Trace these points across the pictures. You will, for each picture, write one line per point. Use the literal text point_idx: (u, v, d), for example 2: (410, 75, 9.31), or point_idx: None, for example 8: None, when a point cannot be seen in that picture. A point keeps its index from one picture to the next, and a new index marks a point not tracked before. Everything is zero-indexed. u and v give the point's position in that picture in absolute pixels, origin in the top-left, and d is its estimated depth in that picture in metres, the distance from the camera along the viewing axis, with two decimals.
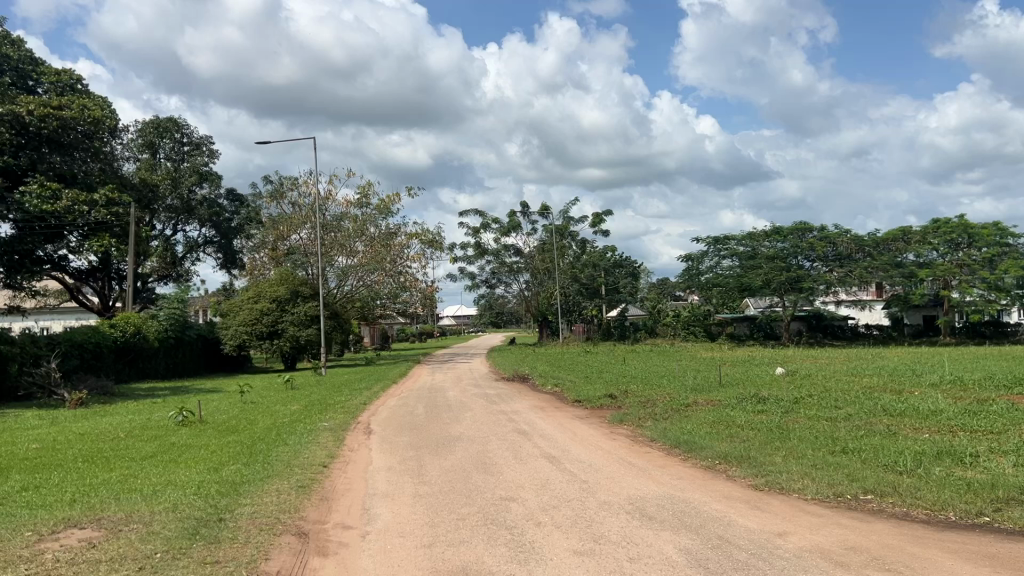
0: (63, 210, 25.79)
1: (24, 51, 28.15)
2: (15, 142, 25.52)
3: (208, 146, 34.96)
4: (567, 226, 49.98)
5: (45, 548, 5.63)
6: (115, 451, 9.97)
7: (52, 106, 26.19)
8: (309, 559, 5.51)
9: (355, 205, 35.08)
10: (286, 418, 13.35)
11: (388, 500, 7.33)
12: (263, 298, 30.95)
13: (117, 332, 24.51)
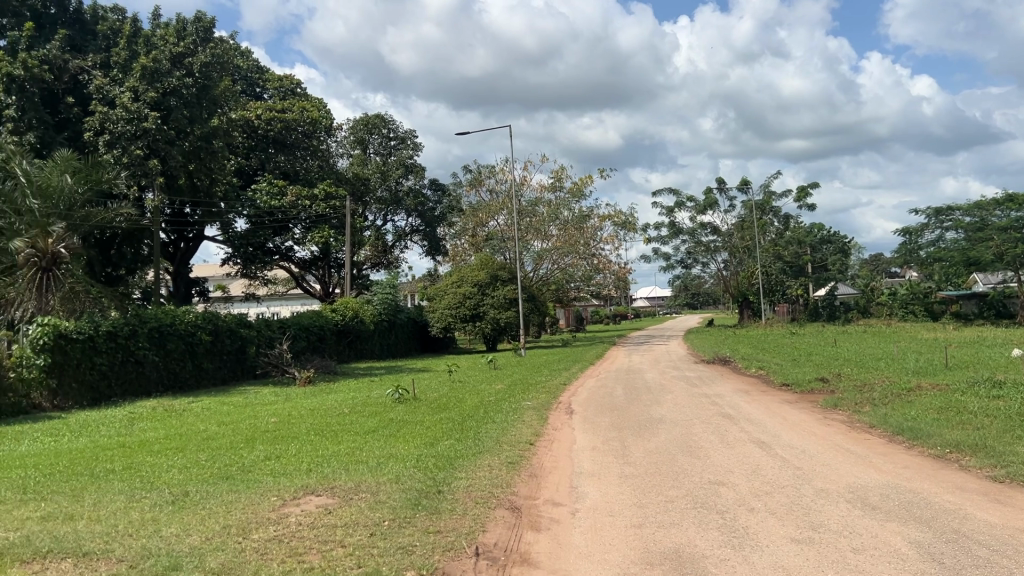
0: (289, 205, 28.33)
1: (252, 61, 30.94)
2: (246, 144, 28.74)
3: (413, 140, 36.71)
4: (770, 202, 48.15)
5: (289, 511, 6.22)
6: (341, 425, 10.79)
7: (276, 110, 28.87)
8: (523, 533, 5.70)
9: (549, 189, 35.54)
10: (493, 397, 13.87)
11: (594, 479, 7.42)
12: (465, 283, 32.17)
13: (338, 316, 26.48)
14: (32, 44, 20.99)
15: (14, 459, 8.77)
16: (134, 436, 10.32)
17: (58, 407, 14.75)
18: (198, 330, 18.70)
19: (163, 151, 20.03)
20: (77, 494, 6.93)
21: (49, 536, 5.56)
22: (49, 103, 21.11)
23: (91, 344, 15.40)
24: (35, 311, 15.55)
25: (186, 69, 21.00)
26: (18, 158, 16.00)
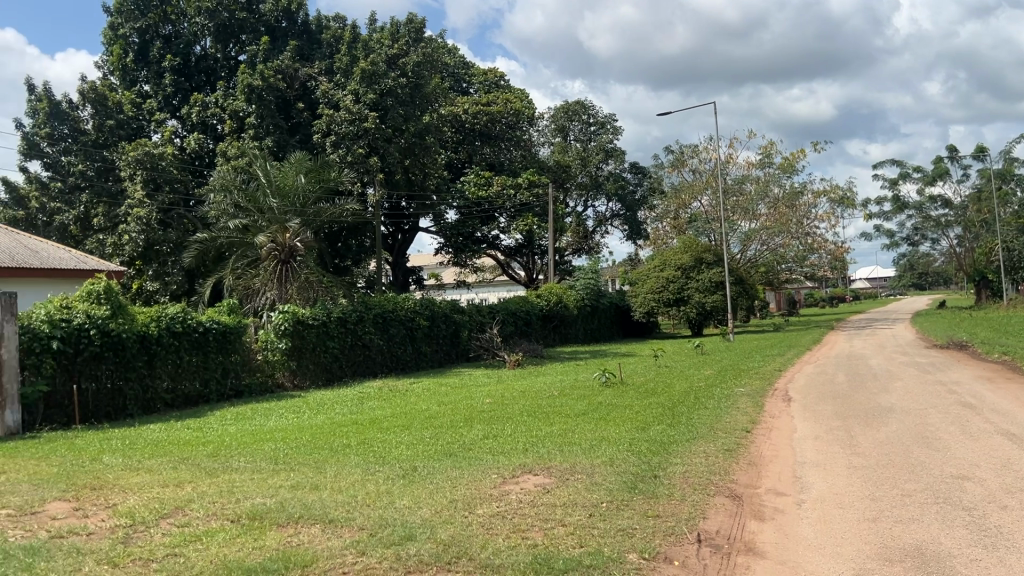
0: (495, 195, 29.23)
1: (458, 58, 32.18)
2: (455, 138, 30.06)
3: (613, 123, 36.51)
4: (1011, 169, 43.41)
5: (510, 489, 6.43)
6: (553, 408, 11.02)
7: (482, 103, 29.91)
8: (746, 522, 5.54)
9: (757, 166, 34.11)
10: (703, 383, 13.58)
11: (819, 469, 7.05)
12: (669, 266, 31.65)
13: (543, 301, 26.94)
14: (267, 56, 23.12)
15: (264, 432, 9.74)
16: (364, 414, 11.12)
17: (298, 386, 16.23)
18: (416, 316, 19.78)
19: (382, 149, 21.36)
20: (320, 465, 7.57)
21: (299, 503, 6.12)
22: (283, 110, 23.09)
23: (325, 330, 16.77)
24: (276, 300, 17.19)
25: (400, 69, 22.17)
26: (261, 161, 17.63)
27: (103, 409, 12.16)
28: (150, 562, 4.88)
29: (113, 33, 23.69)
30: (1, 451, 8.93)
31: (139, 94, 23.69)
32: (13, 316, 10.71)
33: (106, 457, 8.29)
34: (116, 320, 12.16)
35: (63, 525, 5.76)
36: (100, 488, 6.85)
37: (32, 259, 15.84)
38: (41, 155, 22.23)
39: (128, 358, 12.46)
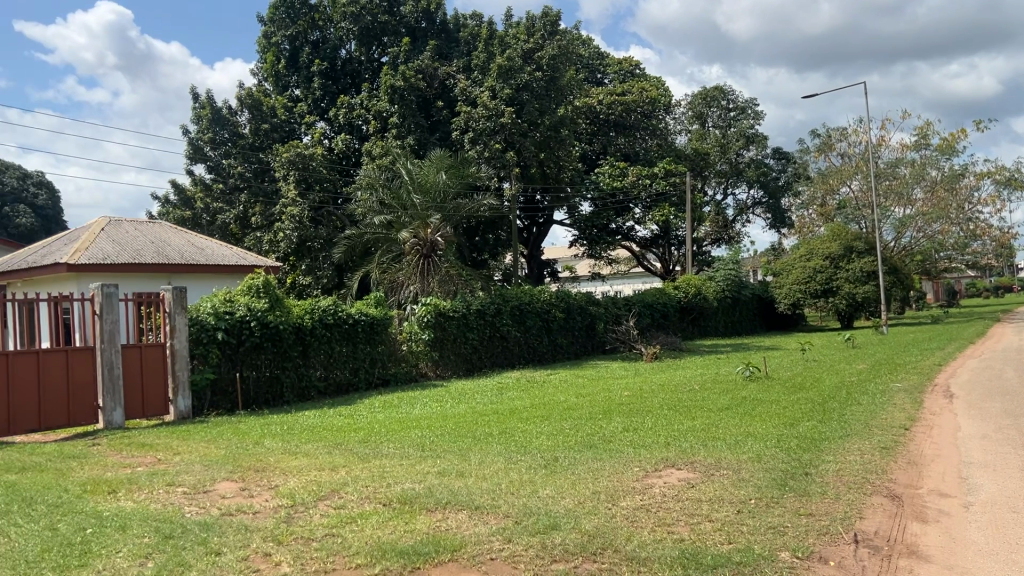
0: (630, 185, 28.92)
1: (593, 49, 32.03)
2: (590, 130, 29.99)
3: (754, 108, 35.31)
4: None
5: (653, 483, 6.37)
6: (695, 401, 10.82)
7: (617, 93, 29.68)
8: (907, 523, 5.25)
9: (913, 148, 32.11)
10: (856, 377, 12.95)
11: (989, 471, 6.58)
12: (816, 255, 30.35)
13: (681, 293, 26.43)
14: (408, 57, 23.86)
15: (410, 420, 10.08)
16: (505, 404, 11.32)
17: (440, 375, 16.72)
18: (552, 308, 19.88)
19: (518, 143, 21.60)
20: (464, 453, 7.77)
21: (446, 489, 6.30)
22: (423, 109, 23.70)
23: (465, 321, 17.16)
24: (419, 292, 17.72)
25: (536, 64, 22.26)
26: (404, 159, 18.22)
27: (263, 396, 12.97)
28: (310, 541, 5.17)
29: (267, 42, 25.24)
30: (176, 434, 9.70)
31: (291, 99, 24.98)
32: (184, 309, 11.62)
33: (267, 441, 8.84)
34: (274, 312, 12.90)
35: (232, 503, 6.19)
36: (262, 470, 7.31)
37: (199, 256, 17.08)
38: (204, 158, 23.59)
39: (285, 349, 13.19)
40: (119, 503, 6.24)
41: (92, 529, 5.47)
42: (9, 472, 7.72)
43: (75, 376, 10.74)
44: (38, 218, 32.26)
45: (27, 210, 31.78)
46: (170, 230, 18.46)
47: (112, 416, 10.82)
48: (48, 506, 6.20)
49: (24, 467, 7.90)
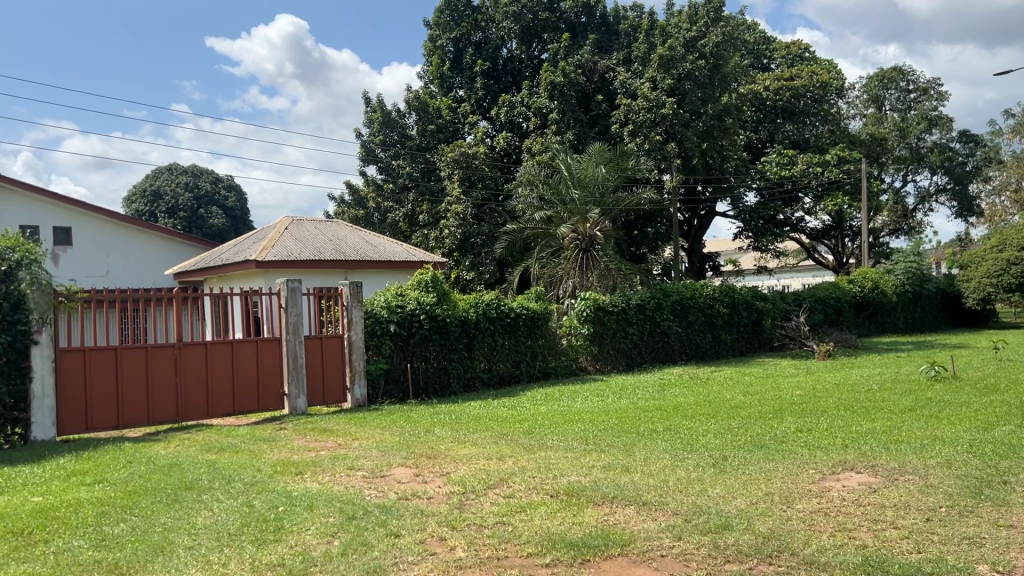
0: (799, 174, 27.70)
1: (758, 34, 30.92)
2: (755, 118, 29.06)
3: (938, 88, 32.94)
4: None
5: (830, 486, 6.10)
6: (874, 402, 10.22)
7: (784, 79, 28.52)
8: None
9: None
10: None
11: None
12: (1010, 246, 27.85)
13: (856, 288, 25.04)
14: (569, 53, 23.98)
15: (573, 413, 10.16)
16: (669, 401, 11.15)
17: (600, 370, 16.75)
18: (716, 303, 19.38)
19: (680, 134, 21.22)
20: (629, 448, 7.73)
21: (613, 483, 6.30)
22: (583, 103, 23.75)
23: (625, 316, 17.08)
24: (578, 287, 17.74)
25: (699, 52, 21.66)
26: (564, 155, 18.38)
27: (431, 386, 13.48)
28: (482, 528, 5.32)
29: (432, 45, 26.08)
30: (353, 420, 10.25)
31: (455, 99, 25.75)
32: (359, 303, 12.40)
33: (437, 429, 9.18)
34: (441, 306, 13.36)
35: (407, 488, 6.47)
36: (434, 457, 7.59)
37: (372, 252, 17.95)
38: (375, 160, 24.99)
39: (451, 340, 13.63)
40: (306, 484, 6.67)
41: (283, 507, 5.89)
42: (209, 451, 8.44)
43: (265, 365, 11.66)
44: (229, 219, 34.98)
45: (219, 212, 34.52)
46: (346, 229, 19.52)
47: (297, 402, 11.68)
48: (244, 484, 6.73)
49: (222, 447, 8.62)
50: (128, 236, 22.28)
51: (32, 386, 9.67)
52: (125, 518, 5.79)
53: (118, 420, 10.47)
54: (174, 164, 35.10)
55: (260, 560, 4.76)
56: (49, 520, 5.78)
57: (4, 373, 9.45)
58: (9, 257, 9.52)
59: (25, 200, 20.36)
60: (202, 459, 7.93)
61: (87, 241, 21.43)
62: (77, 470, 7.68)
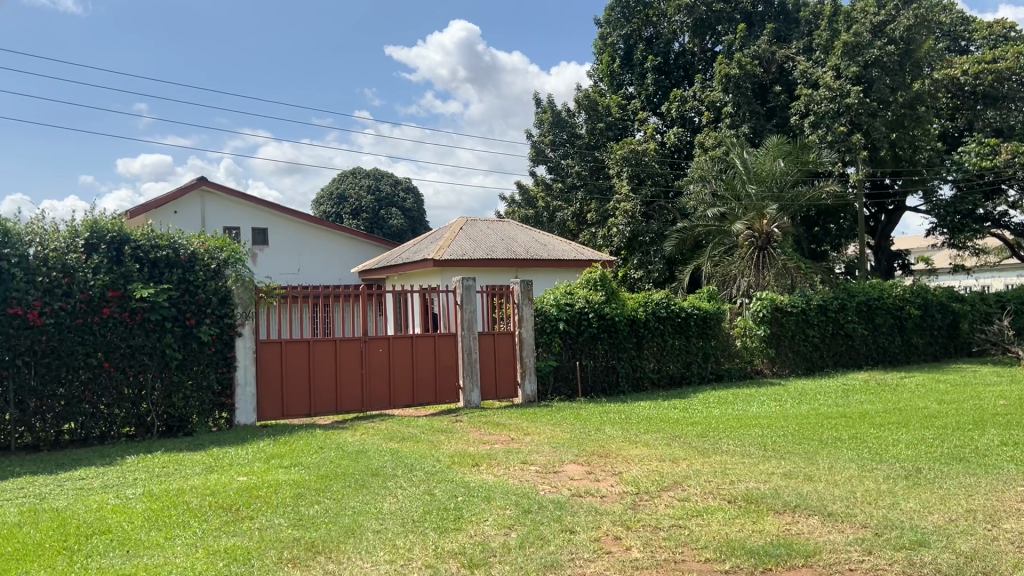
0: (1003, 165, 25.22)
1: (955, 14, 28.67)
2: (952, 105, 27.31)
3: None
4: None
5: None
6: None
7: (986, 61, 26.27)
8: None
9: None
10: None
11: None
12: None
13: None
14: (744, 43, 23.26)
15: (749, 417, 9.85)
16: (854, 407, 10.56)
17: (777, 373, 16.14)
18: (906, 304, 18.14)
19: (867, 124, 20.08)
20: (810, 456, 7.40)
21: (794, 492, 6.05)
22: (759, 96, 23.00)
23: (805, 317, 16.33)
24: (752, 286, 17.10)
25: (888, 37, 20.28)
26: (739, 150, 17.97)
27: (600, 384, 13.49)
28: (658, 530, 5.27)
29: (603, 43, 26.15)
30: (525, 416, 10.42)
31: (625, 97, 25.66)
32: (530, 301, 12.65)
33: (608, 428, 9.18)
34: (610, 305, 13.33)
35: (581, 485, 6.52)
36: (606, 456, 7.59)
37: (542, 251, 18.21)
38: (546, 160, 25.40)
39: (620, 339, 13.56)
40: (482, 476, 6.88)
41: (462, 498, 6.09)
42: (392, 440, 8.88)
43: (441, 359, 12.14)
44: (406, 220, 36.50)
45: (397, 213, 36.10)
46: (517, 228, 19.92)
47: (471, 396, 12.09)
48: (425, 473, 7.03)
49: (403, 437, 9.04)
50: (316, 237, 23.80)
51: (237, 373, 10.55)
52: (319, 500, 6.21)
53: (310, 408, 11.23)
54: (357, 168, 37.14)
55: (442, 547, 4.96)
56: (253, 498, 6.29)
57: (213, 362, 10.36)
58: (217, 256, 10.45)
59: (228, 203, 22.21)
60: (385, 447, 8.36)
61: (281, 241, 23.08)
62: (275, 453, 8.31)
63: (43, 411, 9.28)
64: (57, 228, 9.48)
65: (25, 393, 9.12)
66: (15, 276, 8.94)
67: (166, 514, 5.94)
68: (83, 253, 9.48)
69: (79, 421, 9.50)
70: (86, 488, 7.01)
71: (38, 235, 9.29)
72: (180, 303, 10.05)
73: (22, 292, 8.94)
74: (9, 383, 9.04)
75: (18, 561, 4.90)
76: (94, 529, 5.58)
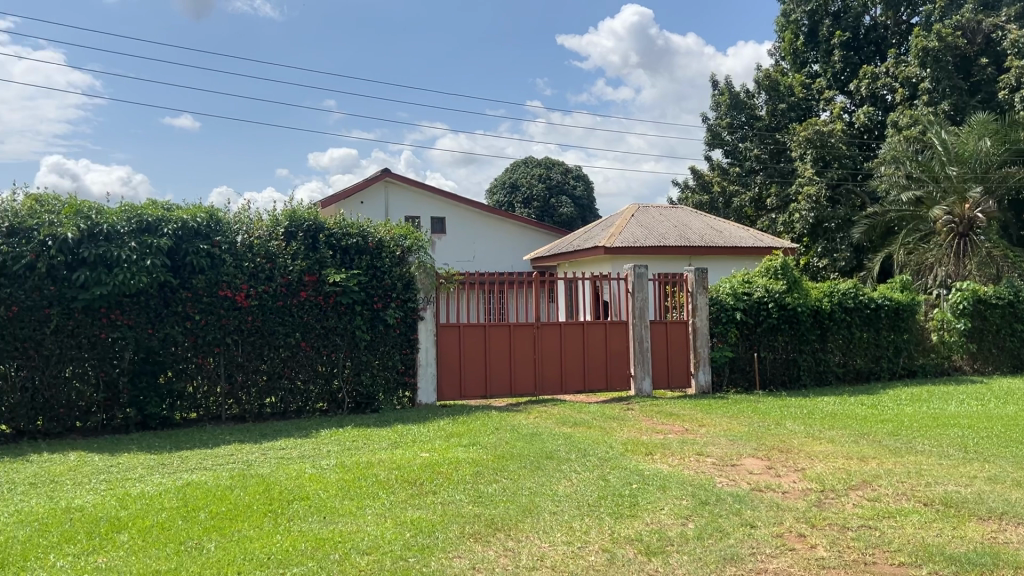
0: None
1: None
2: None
3: None
4: None
5: None
6: None
7: None
8: None
9: None
10: None
11: None
12: None
13: None
14: (945, 13, 21.45)
15: (948, 417, 9.16)
16: None
17: (980, 371, 14.89)
18: None
19: None
20: (1020, 461, 6.78)
21: (1002, 498, 5.58)
22: (962, 69, 21.23)
23: (1013, 311, 14.91)
24: (951, 276, 15.79)
25: None
26: (937, 128, 16.73)
27: (780, 377, 13.01)
28: (846, 529, 5.04)
29: (786, 20, 25.01)
30: (700, 406, 10.24)
31: (809, 76, 24.46)
32: (704, 289, 12.36)
33: (789, 422, 8.84)
34: (792, 294, 12.71)
35: (761, 479, 6.33)
36: (787, 451, 7.32)
37: (718, 238, 17.73)
38: (722, 143, 24.75)
39: (803, 331, 12.98)
40: (657, 465, 6.82)
41: (637, 485, 6.08)
42: (565, 425, 9.00)
43: (613, 346, 12.15)
44: (577, 208, 36.52)
45: (568, 201, 36.23)
46: (692, 214, 19.53)
47: (642, 384, 12.02)
48: (600, 458, 7.07)
49: (576, 422, 9.13)
50: (491, 225, 24.40)
51: (418, 355, 11.05)
52: (497, 478, 6.40)
53: (485, 390, 11.59)
54: (530, 157, 37.68)
55: (618, 533, 4.98)
56: (435, 474, 6.58)
57: (397, 344, 10.92)
58: (402, 243, 10.96)
59: (409, 194, 23.22)
60: (559, 432, 8.48)
61: (457, 230, 23.87)
62: (454, 432, 8.64)
63: (249, 385, 10.16)
64: (262, 217, 10.29)
65: (234, 368, 10.04)
66: (226, 262, 9.79)
67: (358, 484, 6.34)
68: (283, 241, 10.24)
69: (280, 395, 10.30)
70: (286, 458, 7.60)
71: (245, 223, 10.14)
72: (368, 287, 10.65)
73: (231, 276, 9.79)
74: (220, 359, 9.97)
75: (231, 520, 5.40)
76: (295, 495, 6.04)
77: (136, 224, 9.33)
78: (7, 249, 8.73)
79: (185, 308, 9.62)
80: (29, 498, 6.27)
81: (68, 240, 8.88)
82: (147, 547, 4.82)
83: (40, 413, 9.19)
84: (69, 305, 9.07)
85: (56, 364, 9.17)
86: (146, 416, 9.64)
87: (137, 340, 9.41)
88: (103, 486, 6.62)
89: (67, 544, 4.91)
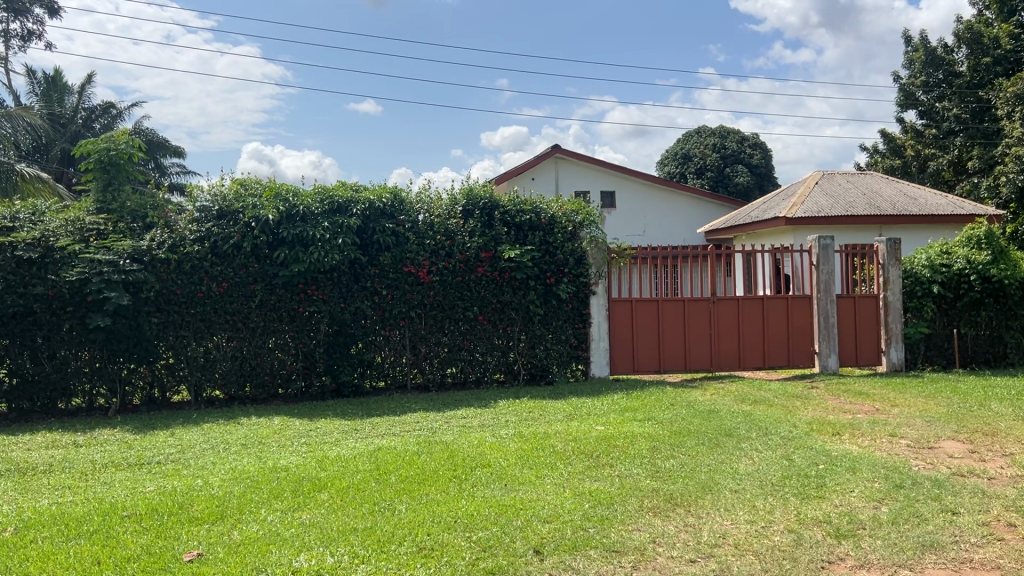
0: None
1: None
2: None
3: None
4: None
5: None
6: None
7: None
8: None
9: None
10: None
11: None
12: None
13: None
14: None
15: None
16: None
17: None
18: None
19: None
20: None
21: None
22: None
23: None
24: None
25: None
26: None
27: (983, 355, 11.98)
28: None
29: None
30: (891, 385, 9.66)
31: (1018, 25, 21.17)
32: (898, 261, 11.59)
33: (994, 404, 8.16)
34: (999, 265, 11.55)
35: (963, 464, 5.91)
36: (994, 435, 6.76)
37: (912, 206, 16.53)
38: (916, 104, 23.69)
39: (1011, 306, 11.85)
40: (846, 446, 6.52)
41: (825, 466, 5.85)
42: (744, 402, 8.79)
43: (796, 322, 11.68)
44: (754, 176, 35.18)
45: (745, 169, 34.98)
46: (883, 180, 18.34)
47: (828, 362, 11.47)
48: (782, 438, 6.84)
49: (756, 400, 8.88)
50: (663, 198, 24.03)
51: (592, 329, 11.12)
52: (674, 454, 6.36)
53: (659, 364, 11.51)
54: (703, 126, 36.70)
55: (805, 514, 4.83)
56: (612, 447, 6.63)
57: (571, 318, 11.06)
58: (574, 218, 11.01)
59: (579, 170, 23.32)
60: (739, 409, 8.29)
61: (628, 204, 23.73)
62: (629, 407, 8.65)
63: (431, 357, 10.65)
64: (441, 196, 10.69)
65: (418, 340, 10.56)
66: (409, 240, 10.27)
67: (536, 454, 6.50)
68: (461, 219, 10.57)
69: (460, 366, 10.72)
70: (468, 426, 7.90)
71: (425, 203, 10.59)
72: (541, 263, 10.80)
73: (414, 253, 10.24)
74: (406, 331, 10.52)
75: (419, 483, 5.72)
76: (477, 462, 6.28)
77: (328, 206, 10.00)
78: (217, 230, 9.63)
79: (373, 284, 10.18)
80: (242, 456, 6.93)
81: (270, 221, 9.67)
82: (346, 506, 5.20)
83: (249, 379, 10.05)
84: (271, 282, 9.84)
85: (260, 335, 10.01)
86: (340, 384, 10.31)
87: (330, 313, 10.07)
88: (303, 449, 7.17)
89: (276, 500, 5.38)
